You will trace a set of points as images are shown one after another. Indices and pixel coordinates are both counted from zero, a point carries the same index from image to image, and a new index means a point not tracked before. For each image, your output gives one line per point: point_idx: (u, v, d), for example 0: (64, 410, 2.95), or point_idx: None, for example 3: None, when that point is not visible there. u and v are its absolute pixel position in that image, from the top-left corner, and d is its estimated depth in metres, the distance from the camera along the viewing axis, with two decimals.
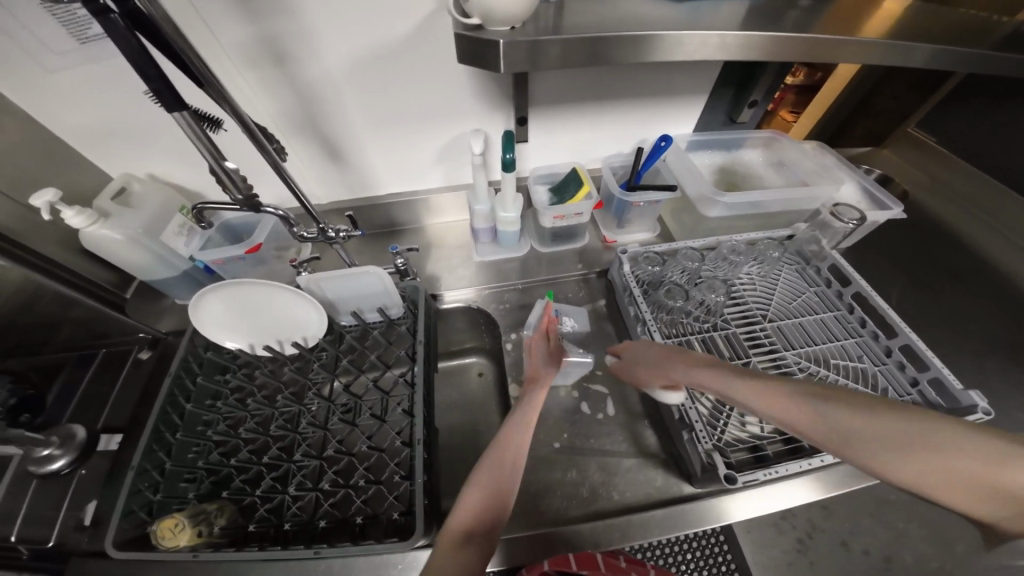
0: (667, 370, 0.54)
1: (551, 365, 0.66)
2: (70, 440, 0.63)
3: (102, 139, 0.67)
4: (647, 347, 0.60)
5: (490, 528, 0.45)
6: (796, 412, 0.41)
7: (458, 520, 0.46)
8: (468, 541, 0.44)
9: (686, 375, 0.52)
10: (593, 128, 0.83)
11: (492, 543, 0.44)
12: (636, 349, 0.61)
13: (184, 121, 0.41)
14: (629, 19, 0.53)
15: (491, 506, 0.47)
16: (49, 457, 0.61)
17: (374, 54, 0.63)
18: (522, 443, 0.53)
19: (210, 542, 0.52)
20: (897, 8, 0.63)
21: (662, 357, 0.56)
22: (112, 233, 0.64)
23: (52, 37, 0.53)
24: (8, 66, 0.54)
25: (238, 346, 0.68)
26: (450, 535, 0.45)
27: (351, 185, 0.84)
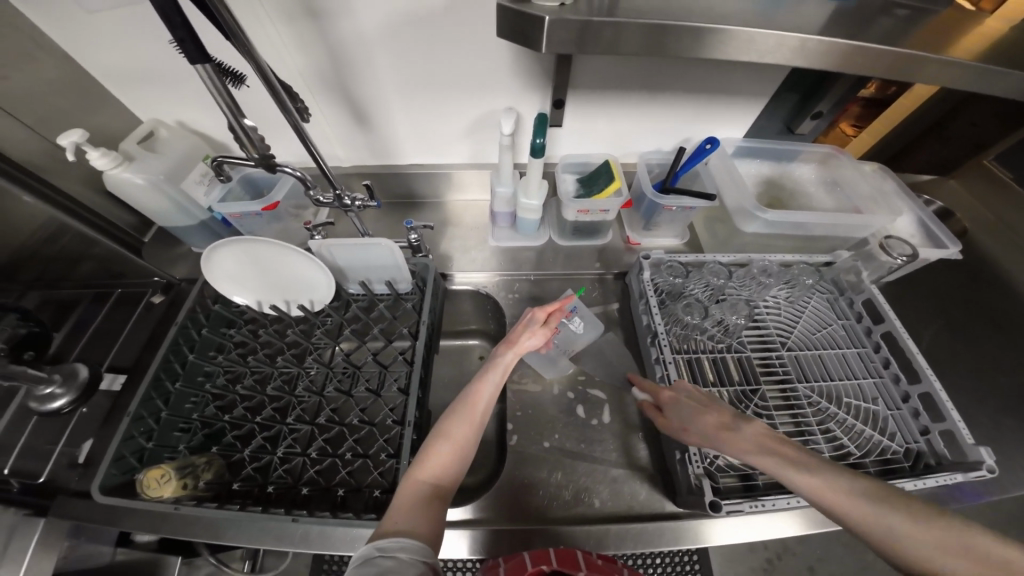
0: (721, 441, 0.53)
1: (538, 342, 0.63)
2: (72, 379, 0.65)
3: (134, 83, 0.66)
4: (692, 405, 0.56)
5: (453, 481, 0.50)
6: (850, 505, 0.43)
7: (424, 472, 0.49)
8: (438, 496, 0.48)
9: (741, 453, 0.51)
10: (635, 121, 0.78)
11: (455, 487, 0.49)
12: (682, 395, 0.58)
13: (207, 74, 0.40)
14: (692, 7, 0.47)
15: (452, 465, 0.50)
16: (51, 395, 0.63)
17: (412, 16, 0.59)
18: (490, 397, 0.56)
19: (194, 494, 0.55)
20: (997, 26, 0.53)
21: (712, 421, 0.54)
22: (135, 177, 0.64)
23: None
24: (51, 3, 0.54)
25: (246, 302, 0.70)
26: (417, 486, 0.48)
27: (375, 150, 0.82)
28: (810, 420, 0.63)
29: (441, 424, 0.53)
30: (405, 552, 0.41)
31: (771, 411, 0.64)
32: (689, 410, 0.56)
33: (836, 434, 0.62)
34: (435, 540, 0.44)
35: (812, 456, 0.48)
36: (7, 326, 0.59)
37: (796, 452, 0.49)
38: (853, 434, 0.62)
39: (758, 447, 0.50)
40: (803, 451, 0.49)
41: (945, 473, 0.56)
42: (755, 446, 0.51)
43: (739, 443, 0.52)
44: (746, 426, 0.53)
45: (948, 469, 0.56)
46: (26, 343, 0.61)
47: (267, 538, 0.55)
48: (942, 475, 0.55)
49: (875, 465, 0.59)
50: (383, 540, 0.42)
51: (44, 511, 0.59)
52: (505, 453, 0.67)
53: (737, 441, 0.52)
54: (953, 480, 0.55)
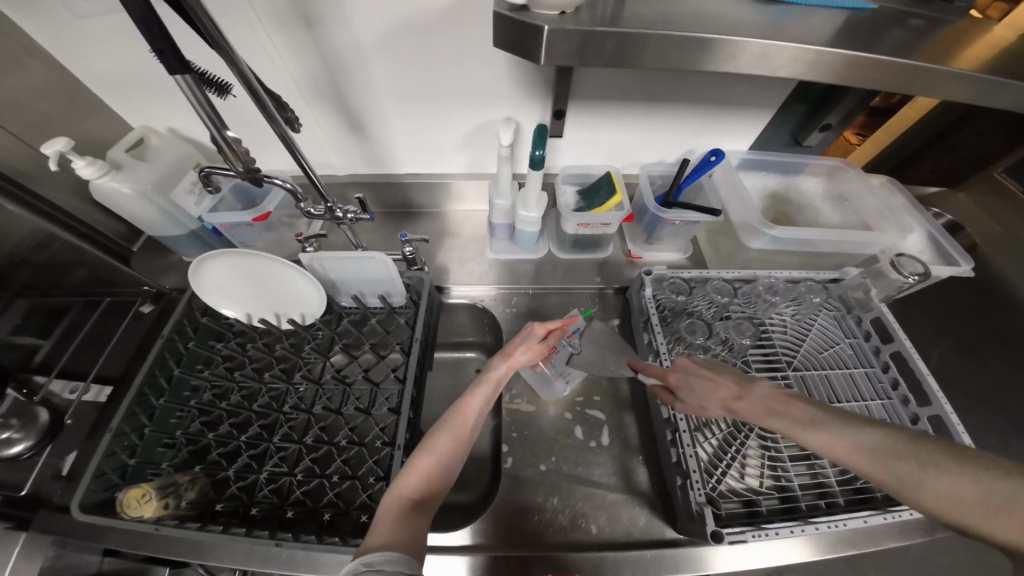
0: (734, 411, 0.51)
1: (533, 358, 0.61)
2: (31, 424, 0.60)
3: (124, 90, 0.64)
4: (701, 383, 0.53)
5: (440, 491, 0.48)
6: (868, 461, 0.41)
7: (408, 486, 0.47)
8: (421, 509, 0.46)
9: (755, 419, 0.49)
10: (638, 133, 0.76)
11: (440, 499, 0.48)
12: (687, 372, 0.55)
13: (186, 84, 0.38)
14: (699, 17, 0.45)
15: (436, 475, 0.48)
16: (7, 442, 0.58)
17: (409, 22, 0.57)
18: (480, 413, 0.54)
19: (176, 514, 0.53)
20: (1010, 35, 0.50)
21: (722, 393, 0.52)
22: (122, 186, 0.62)
23: None
24: (39, 9, 0.52)
25: (236, 315, 0.68)
26: (399, 502, 0.46)
27: (370, 159, 0.80)
28: None
29: (428, 435, 0.51)
30: (391, 564, 0.39)
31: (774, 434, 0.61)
32: (698, 384, 0.54)
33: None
34: (419, 553, 0.42)
35: (826, 413, 0.46)
36: None
37: (809, 412, 0.47)
38: None
39: (770, 410, 0.49)
40: (817, 409, 0.47)
41: None
42: (768, 409, 0.49)
43: (752, 408, 0.50)
44: (757, 391, 0.51)
45: None
46: None
47: (249, 563, 0.52)
48: None
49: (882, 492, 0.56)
50: (366, 555, 0.39)
51: (25, 524, 0.56)
52: (499, 475, 0.65)
53: (749, 409, 0.50)
54: None
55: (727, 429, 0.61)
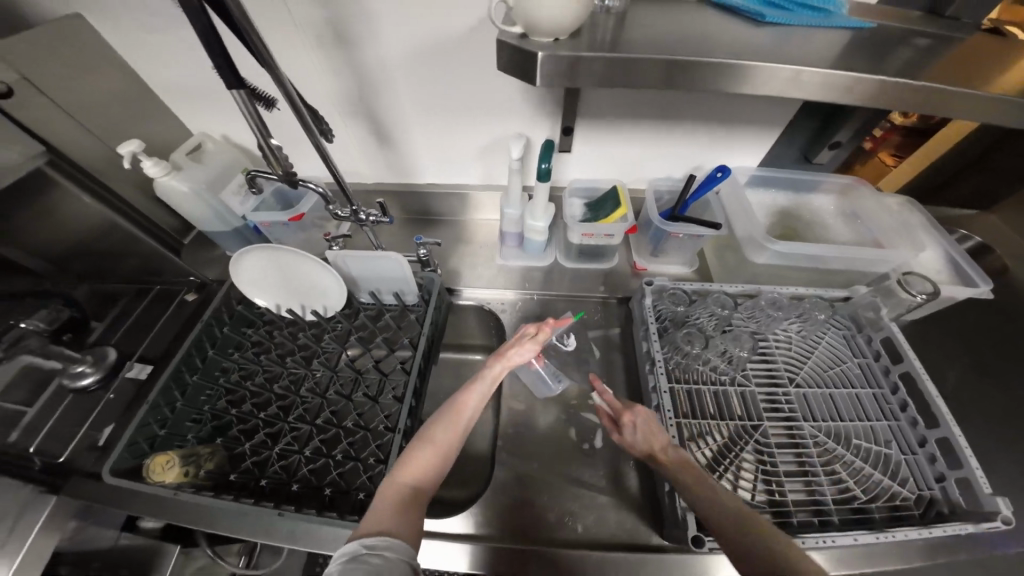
0: (653, 458, 0.54)
1: (527, 351, 0.63)
2: (101, 361, 0.70)
3: (187, 100, 0.74)
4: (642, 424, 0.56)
5: (434, 483, 0.51)
6: (730, 530, 0.44)
7: (406, 476, 0.50)
8: (419, 498, 0.49)
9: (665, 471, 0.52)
10: (646, 149, 0.79)
11: (432, 493, 0.50)
12: (638, 418, 0.57)
13: (240, 98, 0.45)
14: (690, 40, 0.48)
15: (433, 470, 0.51)
16: (81, 373, 0.68)
17: (430, 44, 0.64)
18: (476, 406, 0.58)
19: (194, 482, 0.59)
20: None
21: (657, 445, 0.54)
22: (182, 185, 0.70)
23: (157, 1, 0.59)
24: (128, 33, 0.63)
25: (266, 305, 0.75)
26: (399, 488, 0.49)
27: (393, 168, 0.87)
28: (814, 461, 0.58)
29: (425, 429, 0.55)
30: (392, 551, 0.42)
31: (770, 448, 0.60)
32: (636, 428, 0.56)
33: (841, 476, 0.57)
34: (416, 539, 0.45)
35: (721, 488, 0.49)
36: (54, 308, 0.66)
37: (709, 481, 0.49)
38: (859, 477, 0.57)
39: (679, 468, 0.51)
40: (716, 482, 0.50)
41: (956, 522, 0.51)
42: (678, 468, 0.51)
43: (667, 463, 0.52)
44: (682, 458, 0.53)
45: (960, 519, 0.51)
46: (66, 326, 0.69)
47: (254, 531, 0.57)
48: (951, 524, 0.50)
49: (882, 510, 0.55)
50: (371, 539, 0.43)
51: (56, 489, 0.60)
52: (493, 469, 0.67)
53: (665, 461, 0.53)
54: (964, 531, 0.50)
55: (722, 440, 0.60)
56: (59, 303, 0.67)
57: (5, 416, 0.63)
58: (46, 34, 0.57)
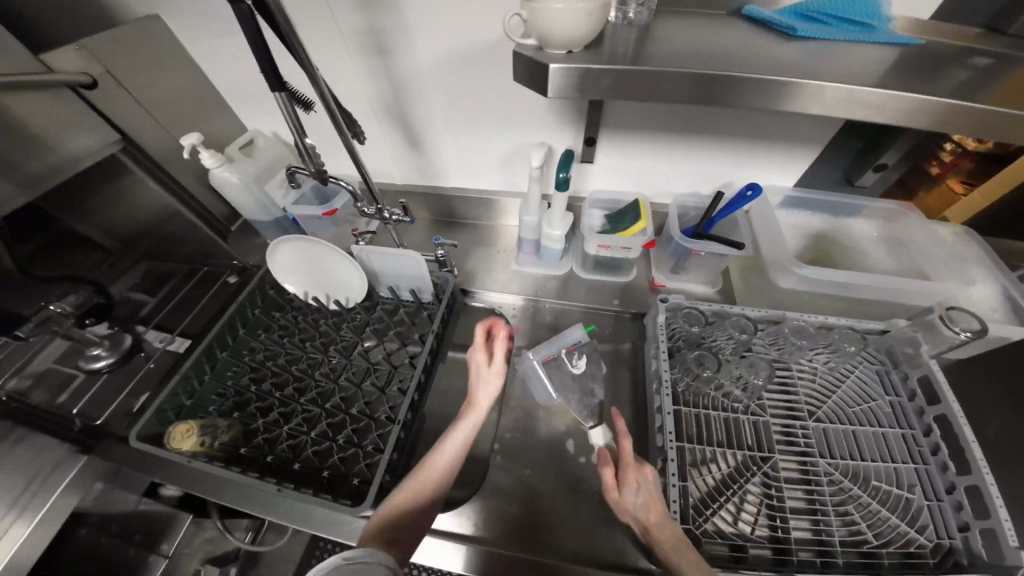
0: (649, 534, 0.50)
1: (491, 383, 0.65)
2: (117, 345, 0.75)
3: (244, 100, 0.82)
4: (641, 491, 0.53)
5: (420, 519, 0.52)
6: None
7: (390, 509, 0.52)
8: (400, 531, 0.50)
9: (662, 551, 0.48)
10: (672, 163, 0.77)
11: (416, 530, 0.51)
12: (643, 479, 0.54)
13: (280, 100, 0.50)
14: (710, 54, 0.47)
15: (416, 504, 0.53)
16: (96, 356, 0.73)
17: (460, 54, 0.67)
18: (458, 449, 0.59)
19: (208, 453, 0.63)
20: None
21: (655, 516, 0.51)
22: (232, 176, 0.77)
23: (225, 11, 0.66)
24: (199, 38, 0.71)
25: (296, 291, 0.81)
26: (383, 518, 0.51)
27: (421, 172, 0.91)
28: (825, 499, 0.54)
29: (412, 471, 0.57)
30: (371, 562, 0.43)
31: (779, 483, 0.56)
32: (636, 495, 0.53)
33: (854, 517, 0.53)
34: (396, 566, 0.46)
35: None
36: (83, 293, 0.66)
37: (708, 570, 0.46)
38: (873, 520, 0.53)
39: (674, 549, 0.47)
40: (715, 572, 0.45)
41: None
42: (675, 549, 0.47)
43: (662, 540, 0.49)
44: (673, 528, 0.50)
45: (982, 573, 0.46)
46: (95, 312, 0.67)
47: (261, 505, 0.62)
48: None
49: (894, 556, 0.50)
50: (350, 551, 0.44)
51: (88, 450, 0.66)
52: (486, 471, 0.68)
53: (659, 538, 0.49)
54: None
55: (726, 470, 0.57)
56: (87, 290, 0.66)
57: (60, 378, 0.70)
58: (128, 33, 0.65)
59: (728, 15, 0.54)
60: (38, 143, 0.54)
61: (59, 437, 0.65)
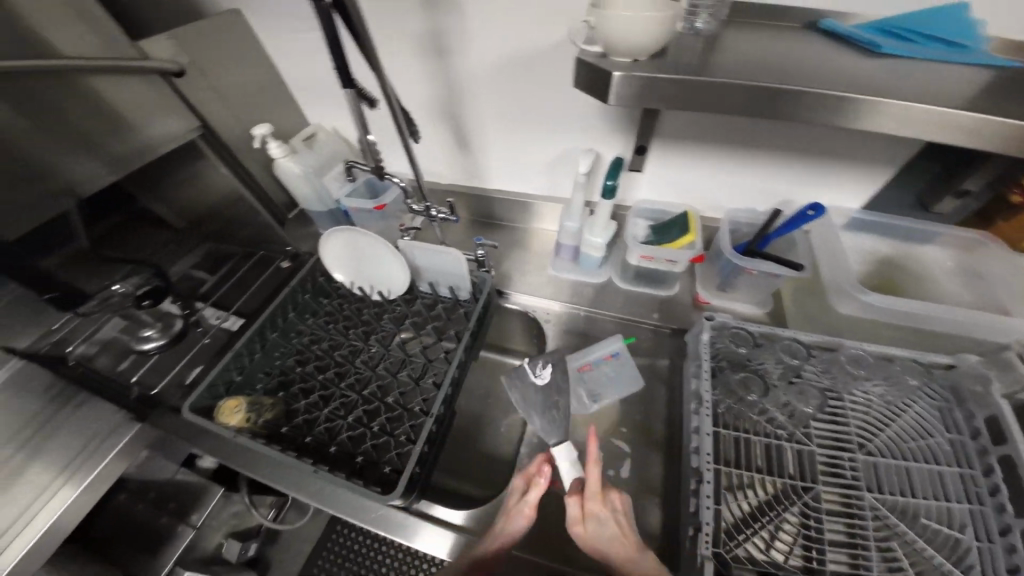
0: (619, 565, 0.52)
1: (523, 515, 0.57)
2: (168, 328, 0.77)
3: (307, 94, 0.87)
4: (613, 522, 0.54)
5: None
6: None
7: None
8: None
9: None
10: (727, 178, 0.74)
11: None
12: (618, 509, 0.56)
13: (349, 97, 0.53)
14: (781, 67, 0.45)
15: None
16: (147, 338, 0.76)
17: (517, 58, 0.68)
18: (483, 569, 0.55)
19: (253, 429, 0.65)
20: None
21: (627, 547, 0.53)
22: (295, 166, 0.81)
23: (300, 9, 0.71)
24: (275, 34, 0.76)
25: (343, 280, 0.84)
26: None
27: (466, 172, 0.92)
28: (867, 533, 0.51)
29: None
30: None
31: (819, 514, 0.53)
32: (606, 526, 0.54)
33: (896, 554, 0.50)
34: None
35: None
36: (145, 277, 0.69)
37: None
38: (916, 559, 0.49)
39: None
40: None
41: None
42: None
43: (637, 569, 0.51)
44: (649, 555, 0.53)
45: None
46: (152, 293, 0.68)
47: (294, 484, 0.65)
48: None
49: None
50: None
51: (142, 418, 0.71)
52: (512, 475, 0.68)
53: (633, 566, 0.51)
54: None
55: (764, 496, 0.54)
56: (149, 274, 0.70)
57: (122, 347, 0.74)
58: (213, 26, 0.70)
59: (800, 28, 0.52)
60: (122, 129, 0.59)
61: (116, 404, 0.69)
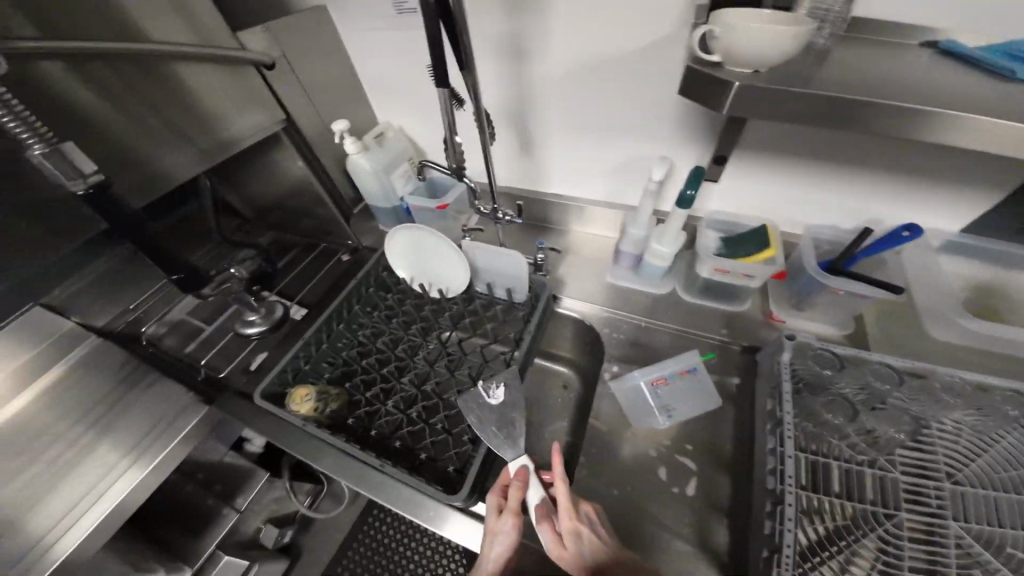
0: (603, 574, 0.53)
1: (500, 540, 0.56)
2: (269, 315, 0.80)
3: (377, 91, 0.89)
4: (588, 531, 0.55)
5: None
6: None
7: None
8: None
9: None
10: (808, 193, 0.71)
11: None
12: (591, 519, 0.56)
13: (442, 96, 0.57)
14: (896, 83, 0.44)
15: None
16: (252, 322, 0.79)
17: (594, 64, 0.67)
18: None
19: (319, 419, 0.67)
20: None
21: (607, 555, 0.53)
22: (367, 163, 0.83)
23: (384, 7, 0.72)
24: (357, 30, 0.78)
25: (405, 276, 0.85)
26: None
27: (526, 174, 0.93)
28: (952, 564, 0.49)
29: None
30: None
31: (902, 541, 0.51)
32: (580, 539, 0.54)
33: None
34: None
35: None
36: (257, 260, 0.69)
37: None
38: None
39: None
40: None
41: None
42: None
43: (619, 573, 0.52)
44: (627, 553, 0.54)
45: None
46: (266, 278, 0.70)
47: (355, 477, 0.63)
48: None
49: None
50: None
51: (209, 401, 0.69)
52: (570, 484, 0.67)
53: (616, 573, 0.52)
54: None
55: (841, 520, 0.53)
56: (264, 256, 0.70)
57: (190, 329, 0.79)
58: (302, 23, 0.73)
59: (913, 48, 0.51)
60: (203, 128, 0.61)
61: (185, 387, 0.70)
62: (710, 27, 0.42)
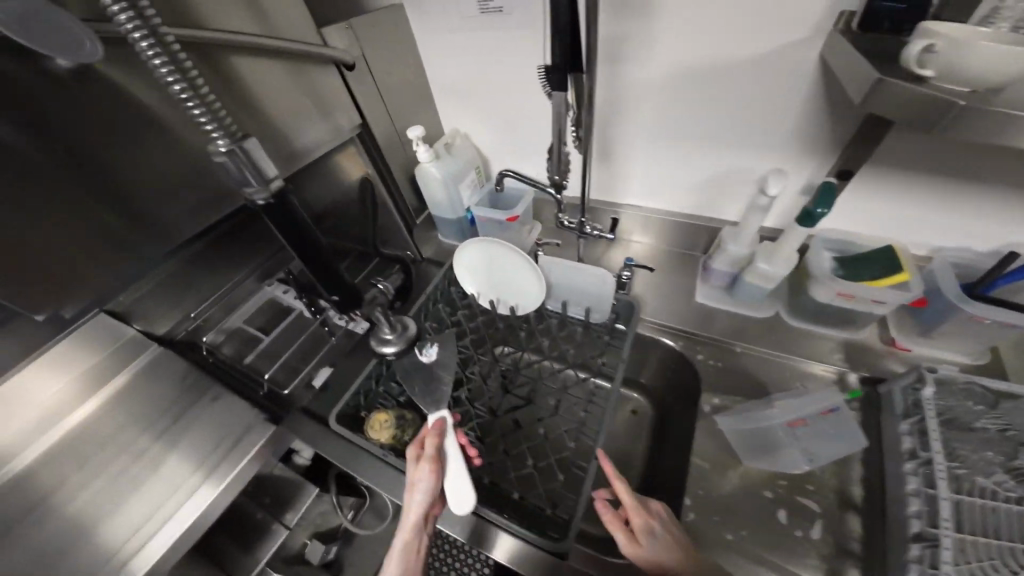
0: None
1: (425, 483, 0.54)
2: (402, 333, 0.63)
3: (444, 94, 0.83)
4: (662, 533, 0.50)
5: None
6: None
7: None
8: None
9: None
10: (937, 212, 0.64)
11: None
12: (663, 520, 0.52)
13: (556, 101, 0.52)
14: None
15: None
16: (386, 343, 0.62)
17: (701, 69, 0.62)
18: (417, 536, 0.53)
19: (398, 447, 0.62)
20: None
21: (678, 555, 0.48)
22: (435, 171, 0.78)
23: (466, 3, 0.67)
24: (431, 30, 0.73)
25: (475, 293, 0.79)
26: None
27: (600, 185, 0.87)
28: None
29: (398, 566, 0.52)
30: None
31: None
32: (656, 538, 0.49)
33: None
34: None
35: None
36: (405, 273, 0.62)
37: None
38: None
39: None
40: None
41: None
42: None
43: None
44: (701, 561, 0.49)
45: None
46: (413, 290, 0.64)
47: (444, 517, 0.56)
48: None
49: None
50: None
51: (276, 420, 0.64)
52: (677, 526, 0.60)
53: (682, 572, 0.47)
54: None
55: None
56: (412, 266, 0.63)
57: (245, 337, 0.68)
58: (377, 22, 0.68)
59: None
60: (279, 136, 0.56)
61: (249, 402, 0.64)
62: (930, 40, 0.36)
